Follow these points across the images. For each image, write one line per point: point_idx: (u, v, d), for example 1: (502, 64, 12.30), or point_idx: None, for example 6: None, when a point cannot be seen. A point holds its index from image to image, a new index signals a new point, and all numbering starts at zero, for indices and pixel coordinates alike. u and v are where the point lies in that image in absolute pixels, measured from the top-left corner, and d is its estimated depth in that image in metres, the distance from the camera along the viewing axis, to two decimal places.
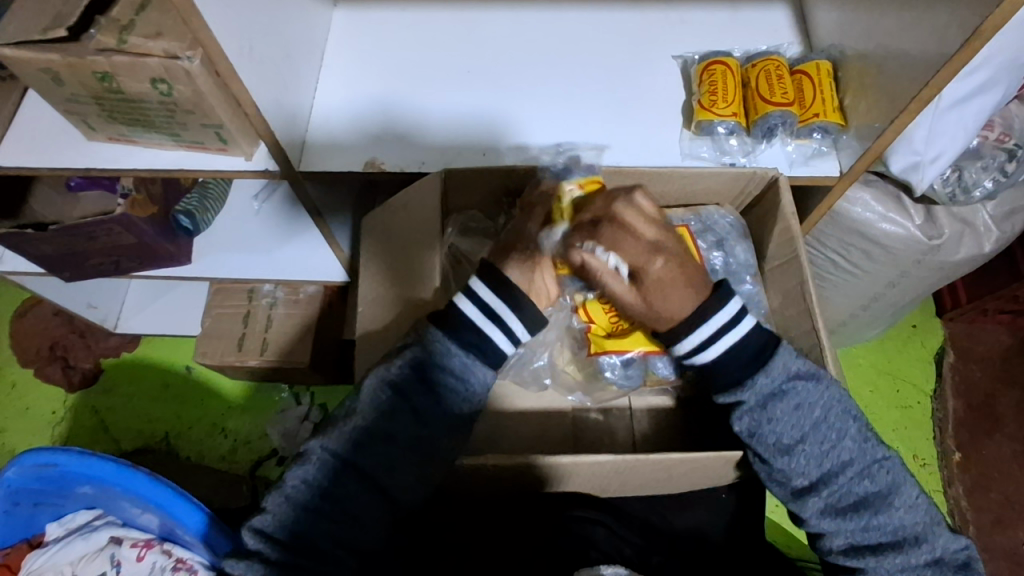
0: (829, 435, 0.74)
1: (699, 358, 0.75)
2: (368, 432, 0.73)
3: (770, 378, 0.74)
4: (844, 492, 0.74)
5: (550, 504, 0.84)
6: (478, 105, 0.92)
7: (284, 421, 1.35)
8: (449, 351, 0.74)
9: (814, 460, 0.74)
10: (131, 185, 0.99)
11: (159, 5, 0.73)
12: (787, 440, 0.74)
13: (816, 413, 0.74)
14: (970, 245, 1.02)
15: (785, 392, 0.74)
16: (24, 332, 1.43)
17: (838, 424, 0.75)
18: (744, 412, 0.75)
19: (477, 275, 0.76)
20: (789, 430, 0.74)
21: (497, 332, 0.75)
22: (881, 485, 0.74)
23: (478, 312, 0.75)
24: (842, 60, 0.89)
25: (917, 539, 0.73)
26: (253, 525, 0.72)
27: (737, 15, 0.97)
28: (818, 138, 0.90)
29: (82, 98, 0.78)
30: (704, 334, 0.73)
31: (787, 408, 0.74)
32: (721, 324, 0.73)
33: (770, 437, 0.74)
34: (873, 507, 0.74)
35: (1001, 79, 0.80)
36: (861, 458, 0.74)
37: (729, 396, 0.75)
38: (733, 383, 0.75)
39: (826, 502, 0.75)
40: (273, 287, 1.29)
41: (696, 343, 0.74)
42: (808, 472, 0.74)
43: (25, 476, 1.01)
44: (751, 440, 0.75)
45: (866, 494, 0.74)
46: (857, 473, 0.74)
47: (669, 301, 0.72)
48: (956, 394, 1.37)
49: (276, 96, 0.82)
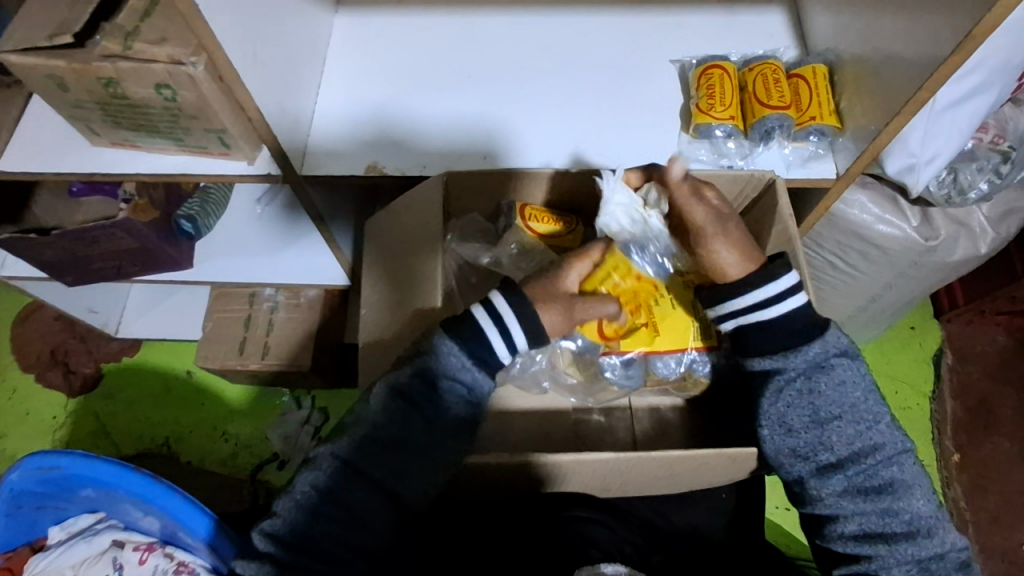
0: (865, 416, 0.76)
1: (754, 317, 0.76)
2: (388, 427, 0.73)
3: (822, 349, 0.76)
4: (870, 473, 0.75)
5: (551, 505, 0.84)
6: (478, 110, 0.93)
7: (286, 425, 1.35)
8: (463, 365, 0.74)
9: (846, 437, 0.75)
10: (132, 190, 1.01)
11: (164, 12, 0.74)
12: (824, 413, 0.76)
13: (857, 393, 0.76)
14: (966, 246, 1.03)
15: (832, 367, 0.76)
16: (25, 336, 1.44)
17: (875, 407, 0.77)
18: (784, 382, 0.77)
19: (498, 289, 0.75)
20: (829, 404, 0.75)
21: (496, 338, 0.74)
22: (906, 474, 0.75)
23: (492, 330, 0.74)
24: (838, 63, 0.90)
25: (930, 531, 0.74)
26: (264, 528, 0.72)
27: (733, 20, 0.98)
28: (815, 141, 0.91)
29: (87, 103, 0.79)
30: (772, 292, 0.75)
31: (831, 382, 0.76)
32: (787, 287, 0.75)
33: (807, 407, 0.76)
34: (896, 493, 0.75)
35: (994, 82, 0.80)
36: (891, 443, 0.76)
37: (769, 361, 0.77)
38: (772, 350, 0.77)
39: (849, 481, 0.76)
40: (274, 291, 1.30)
41: (758, 301, 0.75)
42: (838, 448, 0.76)
43: (28, 479, 1.01)
44: (788, 411, 0.76)
45: (891, 480, 0.75)
46: (886, 457, 0.75)
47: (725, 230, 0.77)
48: (954, 396, 1.37)
49: (279, 101, 0.83)
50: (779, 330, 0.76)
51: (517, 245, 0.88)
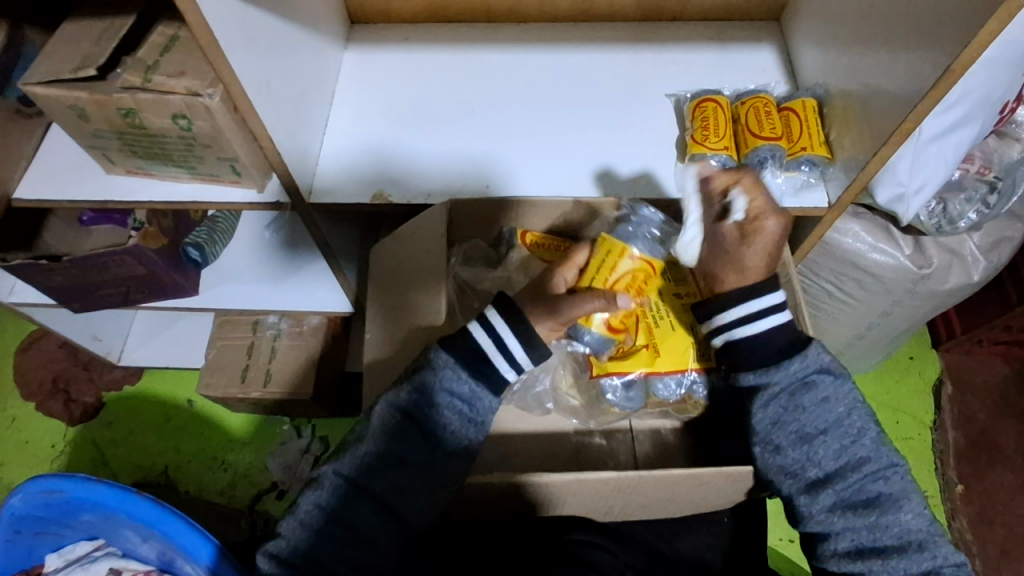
0: (849, 431, 0.78)
1: (738, 331, 0.79)
2: (383, 451, 0.75)
3: (804, 364, 0.78)
4: (857, 488, 0.77)
5: (553, 530, 0.85)
6: (479, 145, 0.96)
7: (286, 454, 1.36)
8: (458, 377, 0.76)
9: (832, 451, 0.77)
10: (143, 218, 1.02)
11: (183, 47, 0.77)
12: (809, 429, 0.78)
13: (839, 410, 0.78)
14: (959, 274, 1.06)
15: (814, 383, 0.78)
16: (28, 364, 1.45)
17: (859, 422, 0.78)
18: (770, 398, 0.78)
19: (492, 307, 0.78)
20: (813, 420, 0.78)
21: (491, 347, 0.77)
22: (893, 488, 0.77)
23: (485, 337, 0.77)
24: (827, 98, 0.93)
25: (921, 544, 0.75)
26: (268, 549, 0.74)
27: (726, 57, 1.02)
28: (807, 170, 0.93)
29: (105, 133, 0.82)
30: (756, 306, 0.78)
31: (814, 399, 0.78)
32: (775, 303, 0.79)
33: (793, 424, 0.78)
34: (883, 506, 0.76)
35: (977, 115, 0.83)
36: (876, 458, 0.77)
37: (758, 376, 0.78)
38: (759, 366, 0.79)
39: (838, 497, 0.77)
40: (277, 319, 1.32)
41: (740, 317, 0.79)
42: (825, 463, 0.77)
43: (29, 504, 1.02)
44: (774, 428, 0.78)
45: (878, 494, 0.76)
46: (871, 472, 0.77)
47: (753, 252, 0.79)
48: (955, 425, 1.39)
49: (292, 133, 0.87)
50: (767, 349, 0.79)
51: (522, 266, 0.91)
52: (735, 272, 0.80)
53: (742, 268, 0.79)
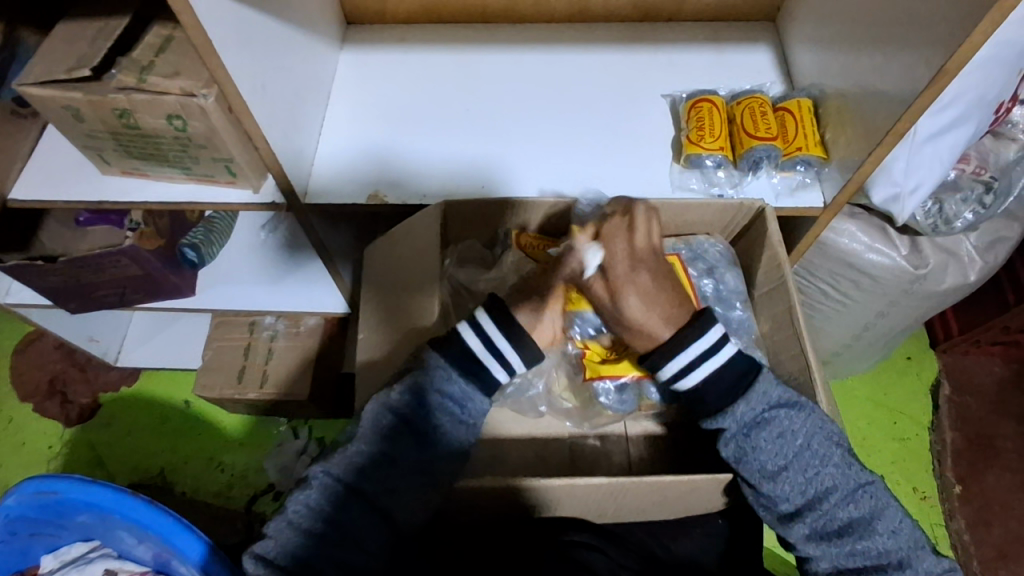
0: (812, 462, 0.75)
1: (680, 386, 0.79)
2: (374, 453, 0.75)
3: (751, 406, 0.76)
4: (828, 517, 0.74)
5: (549, 532, 0.85)
6: (475, 146, 0.96)
7: (282, 455, 1.36)
8: (448, 376, 0.77)
9: (797, 486, 0.75)
10: (139, 220, 1.04)
11: (178, 47, 0.77)
12: (770, 466, 0.75)
13: (798, 442, 0.75)
14: (956, 274, 1.06)
15: (768, 421, 0.76)
16: (24, 365, 1.45)
17: (822, 449, 0.75)
18: (729, 439, 0.77)
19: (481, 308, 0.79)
20: (772, 457, 0.75)
21: (479, 346, 0.79)
22: (864, 510, 0.74)
23: (473, 337, 0.79)
24: (822, 98, 0.93)
25: (901, 563, 0.72)
26: (253, 551, 0.73)
27: (722, 58, 1.03)
28: (801, 171, 0.93)
29: (100, 133, 0.82)
30: (686, 358, 0.78)
31: (770, 436, 0.75)
32: (713, 342, 0.78)
33: (753, 464, 0.76)
34: (857, 532, 0.73)
35: (972, 115, 0.83)
36: (844, 484, 0.74)
37: (716, 421, 0.78)
38: (715, 411, 0.78)
39: (811, 527, 0.75)
40: (274, 319, 1.32)
41: (677, 370, 0.78)
42: (793, 498, 0.75)
43: (24, 504, 1.02)
44: (738, 467, 0.77)
45: (849, 520, 0.74)
46: (840, 498, 0.74)
47: (631, 301, 0.78)
48: (953, 426, 1.39)
49: (287, 133, 0.86)
50: (749, 358, 0.79)
51: (516, 266, 0.90)
52: (640, 334, 0.79)
53: (646, 322, 0.79)
